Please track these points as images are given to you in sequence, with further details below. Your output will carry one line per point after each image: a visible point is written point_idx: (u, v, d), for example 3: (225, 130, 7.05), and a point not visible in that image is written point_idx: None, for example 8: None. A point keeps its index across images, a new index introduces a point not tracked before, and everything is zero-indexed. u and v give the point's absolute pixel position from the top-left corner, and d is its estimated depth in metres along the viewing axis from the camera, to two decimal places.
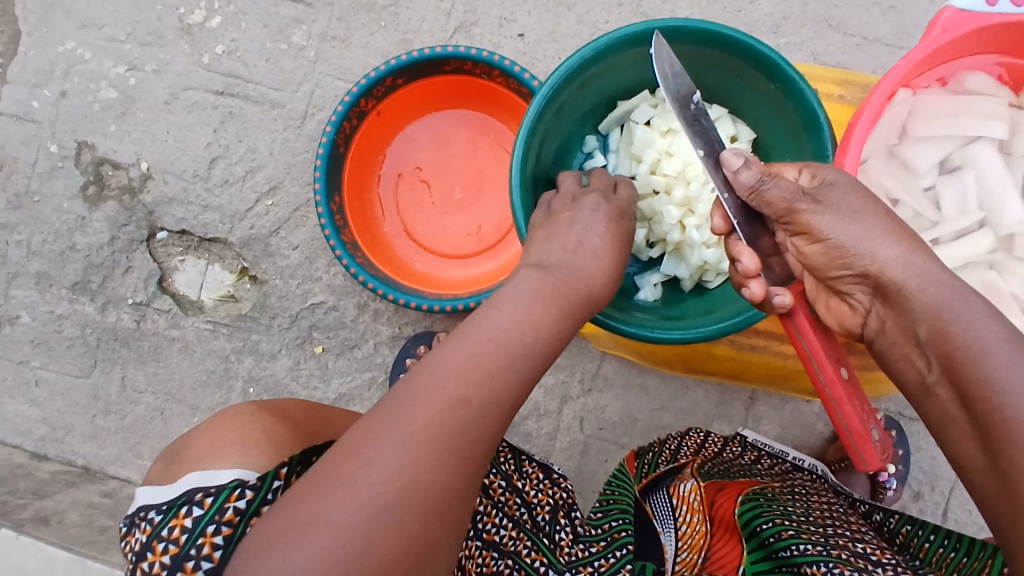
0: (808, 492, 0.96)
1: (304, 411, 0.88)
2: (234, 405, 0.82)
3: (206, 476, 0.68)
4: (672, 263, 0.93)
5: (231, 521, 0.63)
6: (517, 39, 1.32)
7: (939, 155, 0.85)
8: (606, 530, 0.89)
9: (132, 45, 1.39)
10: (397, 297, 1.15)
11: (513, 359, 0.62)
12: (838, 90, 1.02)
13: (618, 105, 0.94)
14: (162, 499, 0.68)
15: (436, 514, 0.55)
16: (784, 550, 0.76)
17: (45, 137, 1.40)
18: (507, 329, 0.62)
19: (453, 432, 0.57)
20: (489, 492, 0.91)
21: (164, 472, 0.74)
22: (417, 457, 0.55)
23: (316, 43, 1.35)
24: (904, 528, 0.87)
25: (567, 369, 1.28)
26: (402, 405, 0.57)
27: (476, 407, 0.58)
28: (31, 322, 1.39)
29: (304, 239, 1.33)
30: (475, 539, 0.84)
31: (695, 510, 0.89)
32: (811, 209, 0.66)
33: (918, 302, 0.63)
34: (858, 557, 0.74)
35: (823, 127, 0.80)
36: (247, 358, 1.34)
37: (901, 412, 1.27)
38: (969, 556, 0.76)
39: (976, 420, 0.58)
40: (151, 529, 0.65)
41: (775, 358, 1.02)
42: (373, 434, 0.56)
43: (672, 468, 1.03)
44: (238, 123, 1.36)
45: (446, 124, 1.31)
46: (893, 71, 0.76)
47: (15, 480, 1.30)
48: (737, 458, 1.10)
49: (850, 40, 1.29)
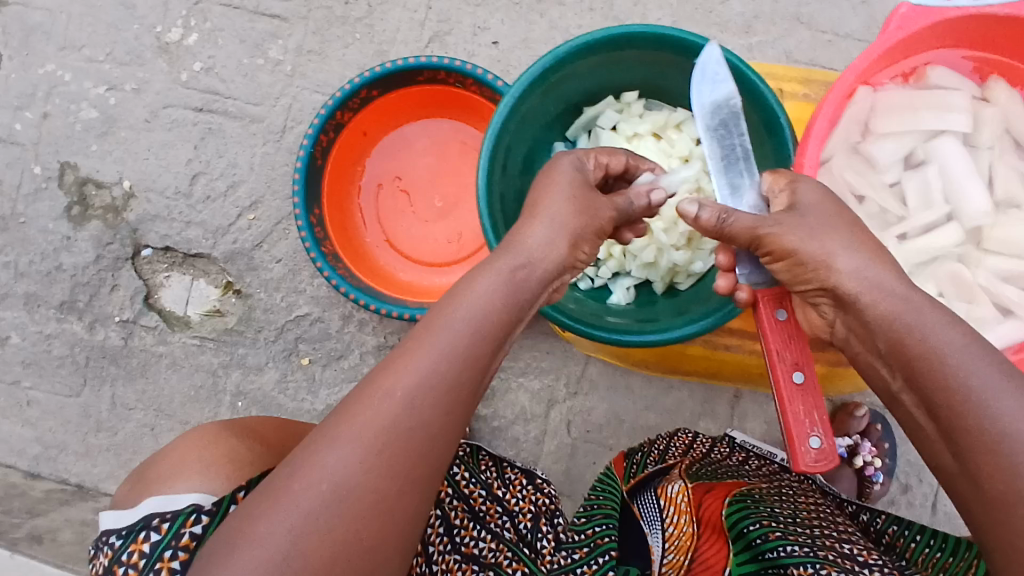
0: (796, 494, 0.96)
1: (272, 428, 0.92)
2: (199, 425, 0.87)
3: (167, 500, 0.73)
4: (641, 269, 0.93)
5: (187, 545, 0.70)
6: (491, 46, 1.33)
7: (901, 151, 0.85)
8: (590, 535, 0.89)
9: (111, 65, 1.40)
10: (378, 306, 1.15)
11: (457, 356, 0.61)
12: (802, 89, 1.02)
13: (584, 112, 0.95)
14: (125, 523, 0.73)
15: (376, 517, 0.57)
16: (770, 552, 0.77)
17: (28, 159, 1.41)
18: (452, 326, 0.62)
19: (389, 435, 0.57)
20: (468, 504, 0.95)
21: (130, 494, 0.80)
22: (363, 463, 0.57)
23: (292, 57, 1.36)
24: (890, 528, 0.90)
25: (552, 373, 1.29)
26: (355, 409, 0.59)
27: (411, 409, 0.58)
28: (21, 343, 1.41)
29: (287, 252, 1.34)
30: (450, 553, 0.88)
31: (682, 512, 0.90)
32: (775, 231, 0.68)
33: (875, 313, 0.64)
34: (845, 558, 0.74)
35: (783, 127, 0.81)
36: (235, 372, 1.35)
37: (886, 405, 1.28)
38: (954, 556, 0.79)
39: (941, 425, 0.59)
40: (112, 553, 0.71)
41: (751, 357, 1.01)
42: (316, 443, 0.58)
43: (660, 469, 1.05)
44: (218, 139, 1.37)
45: (422, 132, 1.32)
46: (851, 69, 0.76)
47: (9, 500, 1.32)
48: (726, 458, 1.11)
49: (821, 36, 1.29)
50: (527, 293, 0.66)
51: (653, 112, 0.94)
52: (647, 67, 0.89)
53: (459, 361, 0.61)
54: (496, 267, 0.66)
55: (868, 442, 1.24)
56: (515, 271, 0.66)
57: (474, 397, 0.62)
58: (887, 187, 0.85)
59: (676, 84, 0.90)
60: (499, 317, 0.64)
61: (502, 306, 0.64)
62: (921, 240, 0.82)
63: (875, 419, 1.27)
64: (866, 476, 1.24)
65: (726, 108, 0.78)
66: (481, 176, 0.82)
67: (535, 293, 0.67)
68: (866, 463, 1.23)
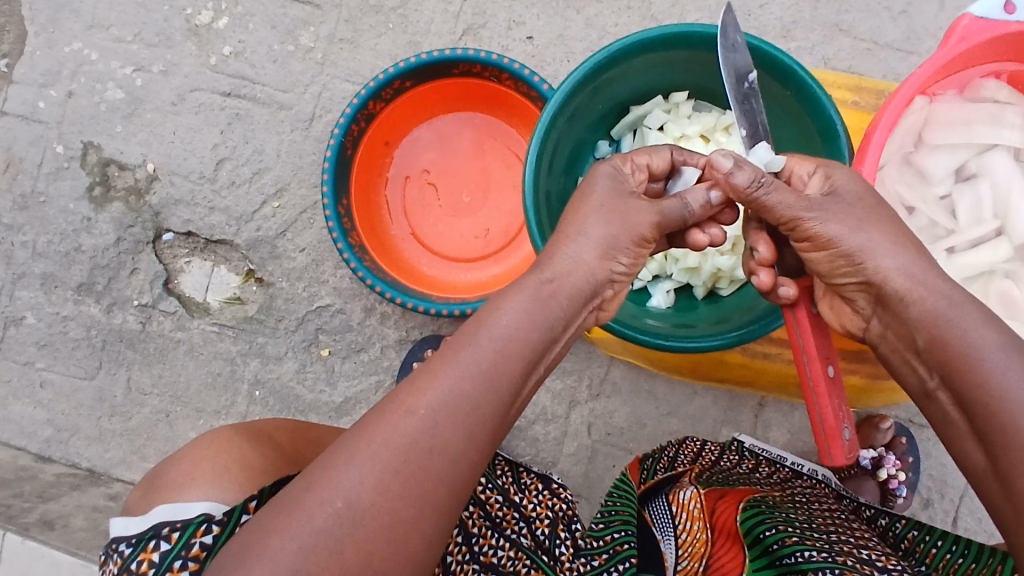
0: (809, 501, 0.93)
1: (288, 432, 0.86)
2: (212, 428, 0.80)
3: (175, 509, 0.67)
4: (684, 272, 0.92)
5: (198, 556, 0.63)
6: (526, 41, 1.31)
7: (954, 163, 0.84)
8: (609, 542, 0.83)
9: (139, 45, 1.39)
10: (405, 300, 1.13)
11: (483, 375, 0.57)
12: (852, 96, 1.03)
13: (630, 112, 0.95)
14: (134, 530, 0.67)
15: (389, 544, 0.52)
16: (789, 557, 0.74)
17: (52, 138, 1.39)
18: (479, 342, 0.59)
19: (408, 455, 0.54)
20: (484, 510, 0.87)
21: (141, 499, 0.72)
22: (380, 480, 0.53)
23: (324, 45, 1.35)
24: (910, 533, 0.83)
25: (575, 373, 1.28)
26: (375, 423, 0.55)
27: (432, 428, 0.55)
28: (36, 323, 1.39)
29: (311, 242, 1.33)
30: (470, 563, 0.80)
31: (695, 519, 0.89)
32: (818, 217, 0.66)
33: (917, 310, 0.62)
34: (864, 563, 0.72)
35: (839, 134, 0.80)
36: (254, 361, 1.34)
37: (911, 420, 1.27)
38: (977, 561, 0.75)
39: (975, 423, 0.57)
40: (122, 562, 0.65)
41: (788, 366, 1.01)
42: (329, 460, 0.54)
43: (670, 476, 1.02)
44: (245, 125, 1.35)
45: (453, 126, 1.30)
46: (913, 78, 0.75)
47: (19, 483, 1.30)
48: (737, 466, 1.07)
49: (860, 45, 1.28)
50: (556, 311, 0.63)
51: (702, 114, 0.94)
52: (697, 67, 0.88)
53: (485, 380, 0.57)
54: (524, 284, 0.64)
55: (892, 454, 1.22)
56: (542, 288, 0.64)
57: (500, 418, 0.59)
58: (936, 199, 0.84)
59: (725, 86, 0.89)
60: (528, 336, 0.61)
61: (534, 322, 0.61)
62: (969, 255, 0.81)
63: (899, 431, 1.25)
64: (889, 488, 1.21)
65: (747, 80, 0.76)
66: (528, 171, 0.81)
67: (565, 308, 0.64)
68: (890, 476, 1.20)
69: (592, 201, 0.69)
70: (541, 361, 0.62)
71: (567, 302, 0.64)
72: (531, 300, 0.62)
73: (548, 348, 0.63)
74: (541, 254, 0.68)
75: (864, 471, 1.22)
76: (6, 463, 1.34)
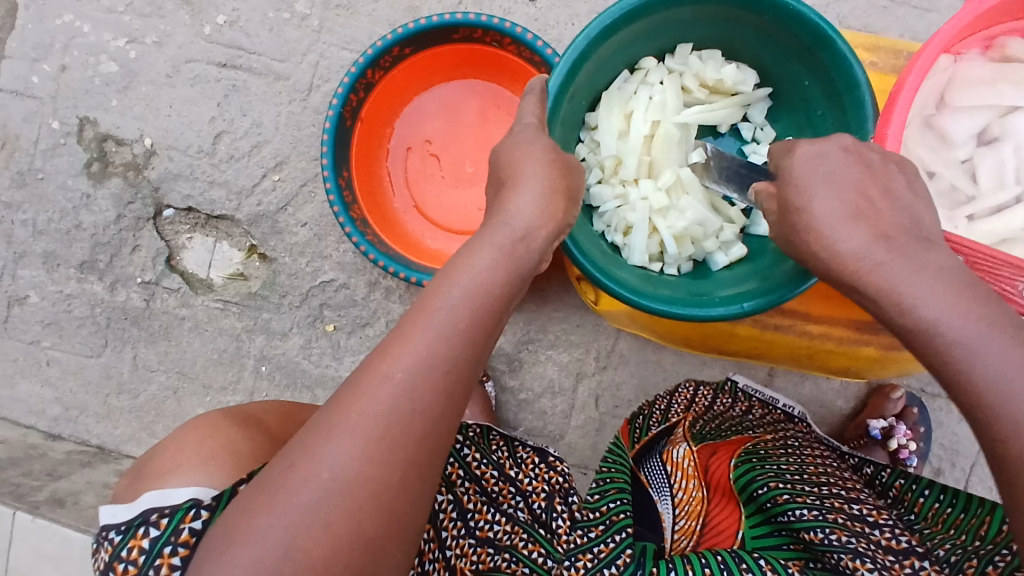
0: (802, 446, 0.90)
1: (277, 415, 0.87)
2: (201, 415, 0.80)
3: (161, 495, 0.67)
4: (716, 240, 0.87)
5: (187, 542, 0.63)
6: (528, 3, 1.27)
7: (975, 125, 0.77)
8: (604, 513, 0.81)
9: (131, 16, 1.35)
10: (404, 273, 1.10)
11: (456, 333, 0.58)
12: (870, 57, 0.97)
13: (616, 78, 0.88)
14: (122, 517, 0.67)
15: (379, 510, 0.54)
16: (782, 516, 0.74)
17: (46, 114, 1.37)
18: (451, 301, 0.59)
19: (388, 422, 0.54)
20: (480, 485, 0.86)
21: (129, 487, 0.72)
22: (366, 452, 0.54)
23: (319, 11, 1.30)
24: (897, 482, 0.81)
25: (582, 346, 1.26)
26: (354, 398, 0.55)
27: (409, 391, 0.55)
28: (40, 302, 1.38)
29: (313, 216, 1.31)
30: (466, 538, 0.80)
31: (690, 477, 0.89)
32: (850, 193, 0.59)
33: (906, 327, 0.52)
34: (855, 519, 0.70)
35: (861, 86, 0.74)
36: (259, 337, 1.33)
37: (923, 389, 1.26)
38: (967, 512, 0.70)
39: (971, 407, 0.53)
40: (112, 550, 0.65)
41: (799, 338, 0.98)
42: (311, 437, 0.55)
43: (664, 430, 0.98)
44: (242, 96, 1.32)
45: (454, 94, 1.27)
46: (939, 36, 0.70)
47: (30, 462, 1.32)
48: (730, 409, 1.05)
49: (877, 2, 1.23)
50: (529, 263, 0.64)
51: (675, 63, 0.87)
52: (711, 23, 0.82)
53: (460, 339, 0.58)
54: (491, 238, 0.63)
55: (904, 424, 1.20)
56: (516, 246, 0.64)
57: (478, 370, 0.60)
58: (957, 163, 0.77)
59: (729, 36, 0.84)
60: (499, 286, 0.61)
61: (509, 273, 0.62)
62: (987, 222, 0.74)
63: (912, 402, 1.23)
64: (900, 458, 1.20)
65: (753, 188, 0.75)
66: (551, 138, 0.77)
67: (535, 261, 0.66)
68: (900, 446, 1.19)
69: (534, 155, 0.69)
70: (508, 310, 0.63)
71: (539, 247, 0.65)
72: (503, 257, 0.62)
73: (515, 297, 0.64)
74: (492, 211, 0.68)
75: (874, 443, 1.21)
76: (16, 441, 1.36)
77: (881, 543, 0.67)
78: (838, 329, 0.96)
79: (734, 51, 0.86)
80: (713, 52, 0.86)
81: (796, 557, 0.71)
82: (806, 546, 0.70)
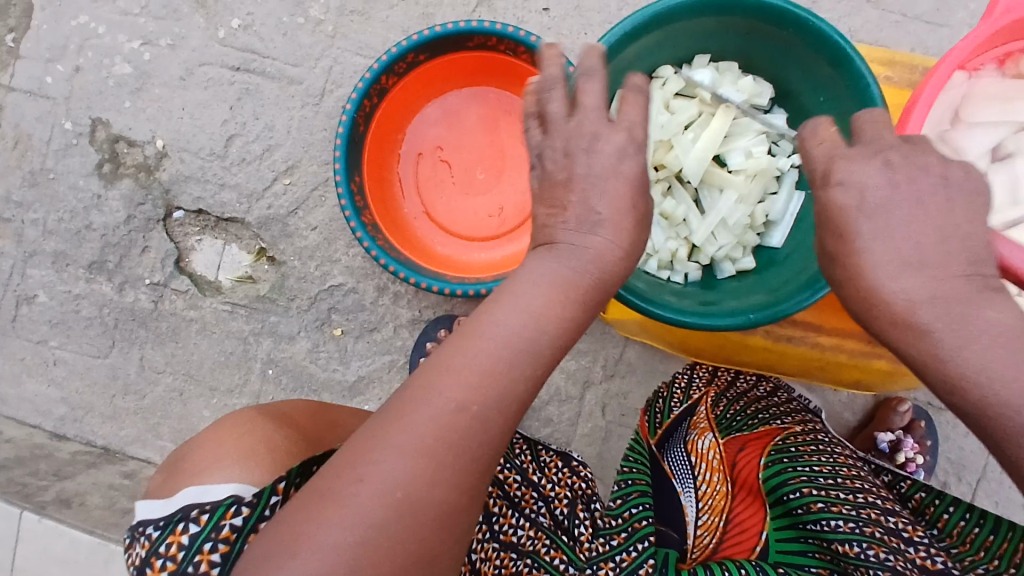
0: (833, 442, 0.88)
1: (308, 414, 0.87)
2: (234, 411, 0.81)
3: (202, 490, 0.67)
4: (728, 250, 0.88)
5: (228, 537, 0.63)
6: (542, 13, 1.28)
7: (990, 141, 0.77)
8: (627, 519, 0.81)
9: (146, 18, 1.35)
10: (419, 279, 1.10)
11: (526, 356, 0.55)
12: (886, 70, 0.98)
13: None
14: (161, 513, 0.67)
15: (436, 529, 0.53)
16: (815, 524, 0.74)
17: (59, 114, 1.37)
18: (521, 321, 0.56)
19: (454, 442, 0.53)
20: (504, 489, 0.85)
21: (165, 483, 0.73)
22: (430, 471, 0.52)
23: (334, 17, 1.31)
24: (917, 494, 0.83)
25: (590, 354, 1.26)
26: (418, 414, 0.53)
27: (479, 412, 0.54)
28: (49, 302, 1.39)
29: (323, 220, 1.31)
30: (490, 541, 0.78)
31: (714, 470, 0.91)
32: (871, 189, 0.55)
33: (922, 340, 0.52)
34: (892, 534, 0.70)
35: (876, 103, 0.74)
36: (266, 340, 1.33)
37: (930, 403, 1.25)
38: (995, 534, 0.72)
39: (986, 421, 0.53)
40: (150, 544, 0.65)
41: (811, 350, 0.98)
42: (371, 449, 0.53)
43: (686, 410, 1.00)
44: (254, 100, 1.33)
45: (467, 101, 1.27)
46: (954, 52, 0.71)
47: (35, 462, 1.32)
48: (754, 389, 1.04)
49: (889, 17, 1.24)
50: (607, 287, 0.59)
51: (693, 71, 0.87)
52: (730, 33, 0.83)
53: (528, 364, 0.56)
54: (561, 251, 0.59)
55: (911, 438, 1.20)
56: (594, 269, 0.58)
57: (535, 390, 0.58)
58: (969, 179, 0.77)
59: (746, 47, 0.84)
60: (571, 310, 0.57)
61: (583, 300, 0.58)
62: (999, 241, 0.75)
63: (919, 416, 1.23)
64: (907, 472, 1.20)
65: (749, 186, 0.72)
66: None
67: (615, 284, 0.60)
68: (908, 459, 1.18)
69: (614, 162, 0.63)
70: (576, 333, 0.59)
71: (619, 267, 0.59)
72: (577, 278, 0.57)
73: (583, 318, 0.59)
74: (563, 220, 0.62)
75: (881, 456, 1.21)
76: (22, 441, 1.36)
77: (916, 563, 0.67)
78: (851, 341, 0.96)
79: (751, 62, 0.87)
80: (729, 64, 0.87)
81: (821, 565, 0.73)
82: (834, 557, 0.71)
